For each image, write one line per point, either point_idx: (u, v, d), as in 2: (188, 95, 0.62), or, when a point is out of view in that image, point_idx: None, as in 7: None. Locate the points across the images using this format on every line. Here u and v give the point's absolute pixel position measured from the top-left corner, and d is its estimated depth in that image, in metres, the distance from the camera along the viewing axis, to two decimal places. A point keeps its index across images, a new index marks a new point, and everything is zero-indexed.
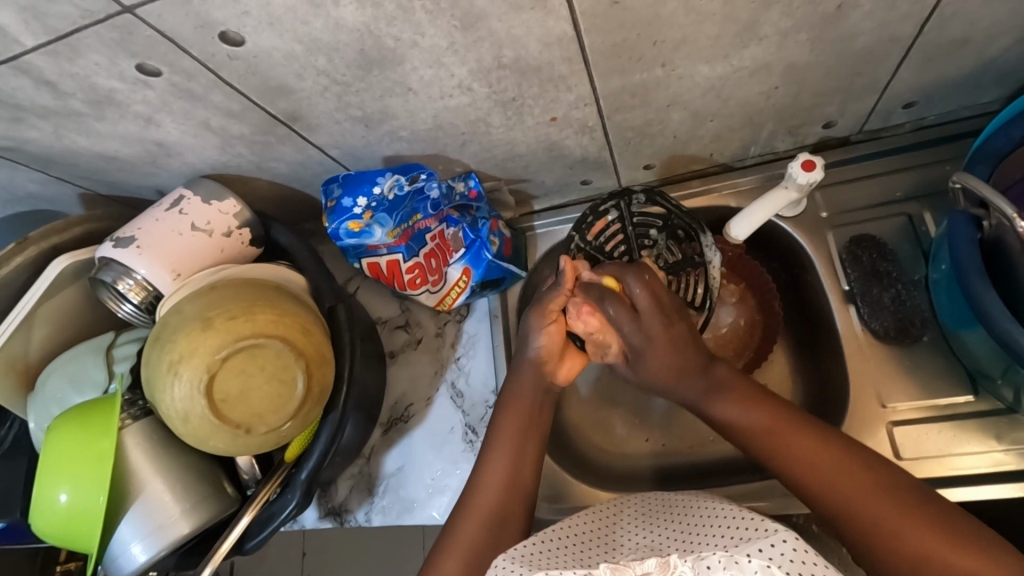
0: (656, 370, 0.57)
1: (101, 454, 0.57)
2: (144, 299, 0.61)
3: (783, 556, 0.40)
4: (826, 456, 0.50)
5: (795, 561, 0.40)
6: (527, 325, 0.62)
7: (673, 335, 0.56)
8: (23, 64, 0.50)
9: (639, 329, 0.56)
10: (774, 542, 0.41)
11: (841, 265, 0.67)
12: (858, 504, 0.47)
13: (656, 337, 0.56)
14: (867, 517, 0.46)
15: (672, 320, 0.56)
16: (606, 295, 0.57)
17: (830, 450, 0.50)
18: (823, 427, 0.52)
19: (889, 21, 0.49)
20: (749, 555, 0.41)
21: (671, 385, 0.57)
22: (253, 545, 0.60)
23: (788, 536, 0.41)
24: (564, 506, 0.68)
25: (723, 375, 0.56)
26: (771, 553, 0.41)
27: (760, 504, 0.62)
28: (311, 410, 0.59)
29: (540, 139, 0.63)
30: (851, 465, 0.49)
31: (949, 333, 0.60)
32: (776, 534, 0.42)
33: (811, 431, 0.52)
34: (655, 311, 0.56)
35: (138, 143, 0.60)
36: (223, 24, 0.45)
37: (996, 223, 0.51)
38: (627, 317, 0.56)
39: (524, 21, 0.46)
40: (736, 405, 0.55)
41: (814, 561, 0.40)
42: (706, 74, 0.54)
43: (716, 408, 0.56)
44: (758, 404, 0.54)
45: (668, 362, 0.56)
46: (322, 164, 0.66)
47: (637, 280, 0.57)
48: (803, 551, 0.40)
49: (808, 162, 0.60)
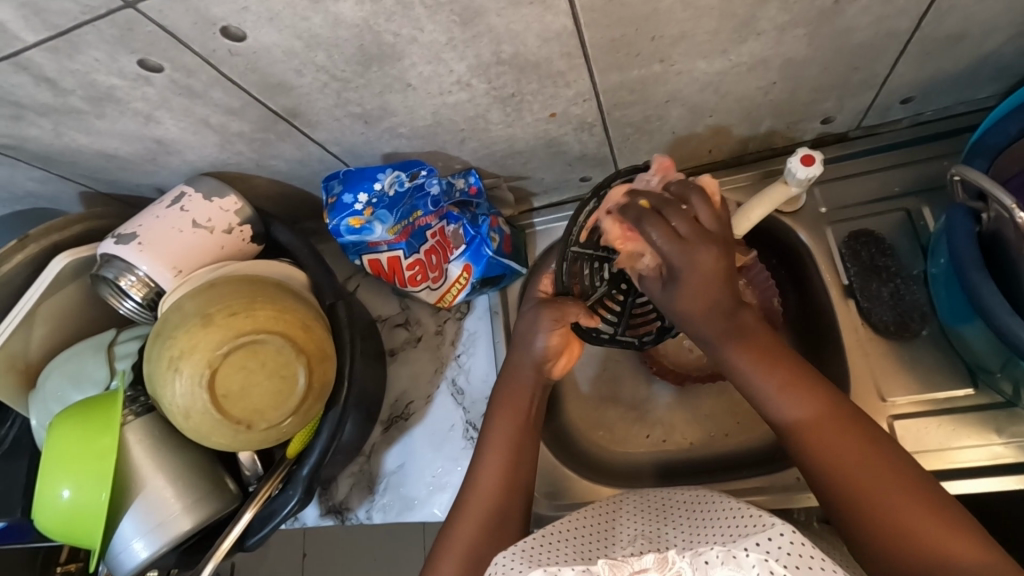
0: (690, 300, 0.50)
1: (103, 450, 0.57)
2: (147, 295, 0.61)
3: (781, 550, 0.40)
4: (843, 435, 0.48)
5: (794, 554, 0.40)
6: (533, 321, 0.62)
7: (716, 269, 0.49)
8: (24, 61, 0.50)
9: (682, 256, 0.49)
10: (772, 537, 0.42)
11: (841, 261, 0.67)
12: (857, 475, 0.46)
13: (699, 264, 0.48)
14: (872, 497, 0.45)
15: (719, 250, 0.49)
16: (646, 216, 0.51)
17: (847, 422, 0.48)
18: (842, 399, 0.50)
19: (887, 15, 0.50)
20: (746, 549, 0.41)
21: (693, 319, 0.52)
22: (254, 542, 0.60)
23: (785, 531, 0.41)
24: (564, 502, 0.68)
25: (748, 321, 0.52)
26: (768, 547, 0.41)
27: (760, 498, 0.63)
28: (311, 406, 0.59)
29: (539, 136, 0.63)
30: (859, 439, 0.48)
31: (948, 327, 0.60)
32: (774, 528, 0.42)
33: (819, 391, 0.50)
34: (701, 238, 0.49)
35: (139, 141, 0.61)
36: (222, 20, 0.46)
37: (994, 215, 0.51)
38: (667, 237, 0.49)
39: (523, 16, 0.46)
40: (756, 361, 0.51)
41: (813, 554, 0.40)
42: (704, 69, 0.54)
43: (732, 354, 0.52)
44: (779, 362, 0.51)
45: (707, 292, 0.49)
46: (323, 162, 0.66)
47: (677, 211, 0.50)
48: (800, 544, 0.40)
49: (807, 156, 0.60)
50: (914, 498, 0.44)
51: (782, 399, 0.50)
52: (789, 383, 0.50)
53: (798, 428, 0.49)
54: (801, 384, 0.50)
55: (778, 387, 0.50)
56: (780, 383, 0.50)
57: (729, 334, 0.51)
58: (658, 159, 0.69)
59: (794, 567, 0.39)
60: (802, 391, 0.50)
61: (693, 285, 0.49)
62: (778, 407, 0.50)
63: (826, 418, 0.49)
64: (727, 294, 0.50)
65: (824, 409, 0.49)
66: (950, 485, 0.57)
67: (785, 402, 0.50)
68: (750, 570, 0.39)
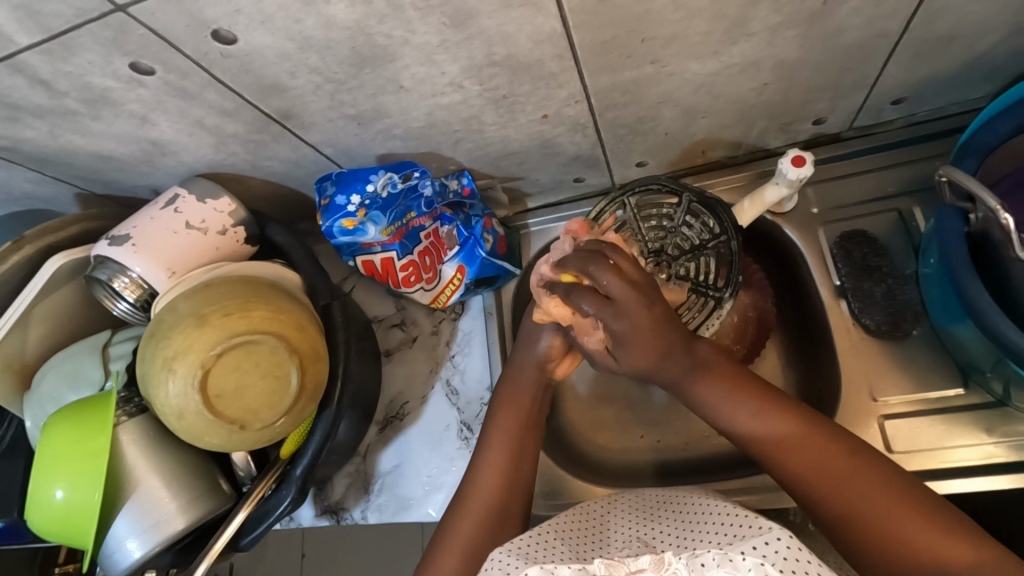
0: (639, 357, 0.52)
1: (96, 450, 0.57)
2: (140, 296, 0.61)
3: (777, 554, 0.40)
4: (818, 450, 0.48)
5: (790, 559, 0.40)
6: (539, 323, 0.63)
7: (655, 319, 0.50)
8: (18, 63, 0.50)
9: (619, 318, 0.50)
10: (770, 540, 0.42)
11: (832, 261, 0.67)
12: (841, 482, 0.46)
13: (637, 318, 0.50)
14: (858, 505, 0.45)
15: (650, 301, 0.50)
16: (572, 290, 0.52)
17: (821, 435, 0.49)
18: (813, 413, 0.50)
19: (877, 17, 0.50)
20: (743, 552, 0.41)
21: (651, 371, 0.53)
22: (247, 542, 0.61)
23: (782, 535, 0.42)
24: (561, 501, 0.69)
25: (706, 354, 0.53)
26: (765, 550, 0.41)
27: (746, 498, 0.63)
28: (304, 406, 0.59)
29: (533, 137, 0.63)
30: (836, 449, 0.48)
31: (939, 328, 0.60)
32: (769, 533, 0.42)
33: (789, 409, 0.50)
34: (629, 297, 0.49)
35: (134, 142, 0.61)
36: (214, 22, 0.46)
37: (982, 215, 0.51)
38: (601, 305, 0.50)
39: (514, 18, 0.46)
40: (726, 389, 0.52)
41: (810, 559, 0.40)
42: (696, 71, 0.55)
43: (699, 387, 0.53)
44: (748, 387, 0.52)
45: (653, 343, 0.51)
46: (317, 163, 0.66)
47: (602, 269, 0.50)
48: (796, 549, 0.40)
49: (798, 158, 0.61)
50: (900, 501, 0.44)
51: (756, 421, 0.51)
52: (760, 404, 0.51)
53: (771, 448, 0.50)
54: (772, 403, 0.51)
55: (748, 411, 0.51)
56: (751, 409, 0.51)
57: (692, 369, 0.53)
58: (652, 160, 0.69)
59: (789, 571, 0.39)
60: (775, 412, 0.50)
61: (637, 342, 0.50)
62: (752, 432, 0.51)
63: (804, 434, 0.49)
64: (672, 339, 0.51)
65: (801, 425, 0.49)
66: (940, 484, 0.57)
67: (756, 425, 0.50)
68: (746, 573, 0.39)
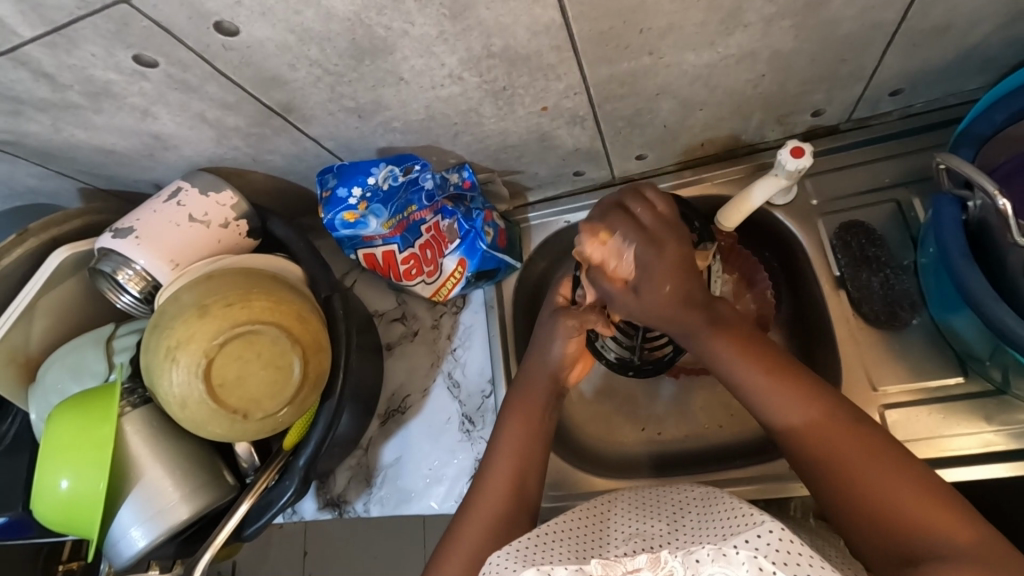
0: (658, 293, 0.51)
1: (100, 440, 0.57)
2: (144, 289, 0.62)
3: (768, 547, 0.40)
4: (836, 429, 0.47)
5: (781, 551, 0.39)
6: (551, 330, 0.64)
7: (683, 257, 0.52)
8: (22, 56, 0.50)
9: (648, 245, 0.52)
10: (761, 533, 0.41)
11: (831, 251, 0.68)
12: (846, 465, 0.45)
13: (668, 249, 0.52)
14: (868, 487, 0.44)
15: (681, 239, 0.53)
16: (613, 212, 0.55)
17: (833, 414, 0.47)
18: (829, 393, 0.49)
19: (872, 7, 0.50)
20: (735, 547, 0.40)
21: (671, 316, 0.52)
22: (251, 532, 0.61)
23: (774, 528, 0.41)
24: (562, 492, 0.69)
25: (724, 312, 0.52)
26: (757, 544, 0.40)
27: (744, 489, 0.63)
28: (308, 396, 0.60)
29: (532, 129, 0.64)
30: (846, 427, 0.47)
31: (937, 316, 0.61)
32: (764, 526, 0.42)
33: (801, 381, 0.49)
34: (670, 229, 0.53)
35: (135, 136, 0.61)
36: (216, 14, 0.46)
37: (980, 203, 0.52)
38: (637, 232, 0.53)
39: (512, 8, 0.47)
40: (738, 351, 0.51)
41: (801, 551, 0.39)
42: (693, 62, 0.55)
43: (716, 344, 0.51)
44: (761, 353, 0.50)
45: (677, 279, 0.51)
46: (317, 156, 0.67)
47: (642, 199, 0.54)
48: (789, 541, 0.40)
49: (796, 149, 0.60)
50: (905, 475, 0.44)
51: (771, 393, 0.49)
52: (775, 373, 0.49)
53: (787, 417, 0.48)
54: (791, 378, 0.49)
55: (767, 379, 0.49)
56: (765, 376, 0.49)
57: (708, 323, 0.52)
58: (651, 152, 0.70)
59: (782, 564, 0.39)
60: (798, 390, 0.48)
61: (662, 276, 0.51)
62: (767, 402, 0.49)
63: (834, 424, 0.47)
64: (697, 290, 0.52)
65: (827, 412, 0.47)
66: (940, 471, 0.57)
67: (772, 394, 0.49)
68: (740, 567, 0.39)
